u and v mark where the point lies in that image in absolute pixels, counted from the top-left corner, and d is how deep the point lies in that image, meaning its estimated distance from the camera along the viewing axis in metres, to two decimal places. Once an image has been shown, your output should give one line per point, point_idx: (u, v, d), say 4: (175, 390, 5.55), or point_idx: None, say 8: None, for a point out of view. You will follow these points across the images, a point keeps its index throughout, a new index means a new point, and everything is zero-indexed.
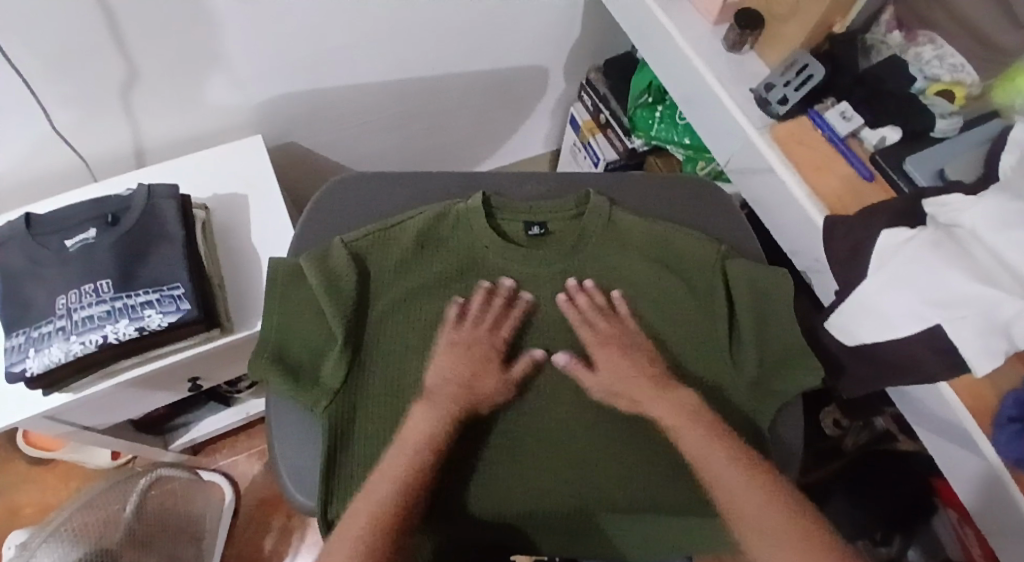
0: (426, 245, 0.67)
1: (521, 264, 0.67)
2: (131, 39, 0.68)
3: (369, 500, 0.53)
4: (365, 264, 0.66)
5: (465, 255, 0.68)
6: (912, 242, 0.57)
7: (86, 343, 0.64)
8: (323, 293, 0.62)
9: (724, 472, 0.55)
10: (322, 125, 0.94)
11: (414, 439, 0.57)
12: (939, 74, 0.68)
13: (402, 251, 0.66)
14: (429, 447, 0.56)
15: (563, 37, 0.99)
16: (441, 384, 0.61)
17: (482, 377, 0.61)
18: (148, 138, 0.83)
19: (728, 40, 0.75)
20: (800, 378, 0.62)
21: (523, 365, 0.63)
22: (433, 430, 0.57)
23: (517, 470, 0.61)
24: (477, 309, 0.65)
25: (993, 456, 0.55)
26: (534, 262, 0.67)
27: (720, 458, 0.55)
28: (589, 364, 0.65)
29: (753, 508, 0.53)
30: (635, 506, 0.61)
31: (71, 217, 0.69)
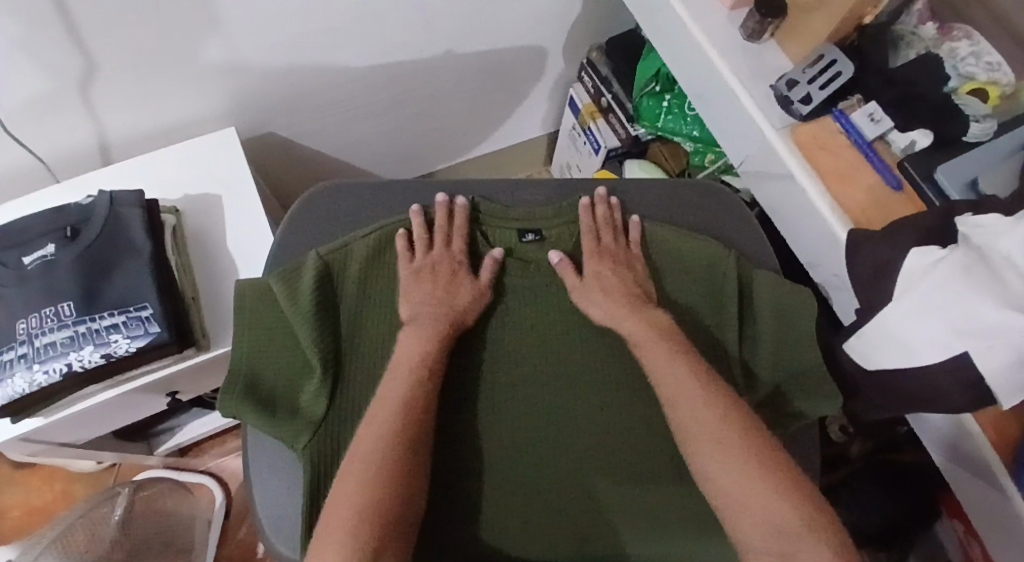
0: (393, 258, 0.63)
1: (515, 273, 0.63)
2: (83, 29, 0.61)
3: (371, 425, 0.51)
4: (337, 279, 0.60)
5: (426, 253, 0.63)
6: (941, 266, 0.53)
7: (50, 372, 0.59)
8: (291, 312, 0.56)
9: (697, 429, 0.51)
10: (303, 114, 0.87)
11: (403, 351, 0.56)
12: (974, 72, 0.62)
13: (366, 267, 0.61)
14: (419, 370, 0.55)
15: (563, 14, 0.91)
16: (423, 317, 0.58)
17: (456, 293, 0.60)
18: (113, 132, 0.76)
19: (747, 28, 0.68)
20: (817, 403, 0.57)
21: (487, 268, 0.61)
22: (422, 352, 0.56)
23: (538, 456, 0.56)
24: (420, 233, 0.63)
25: (1014, 493, 0.53)
26: (526, 271, 0.63)
27: (678, 373, 0.54)
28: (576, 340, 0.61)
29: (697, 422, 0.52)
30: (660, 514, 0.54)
31: (26, 230, 0.63)
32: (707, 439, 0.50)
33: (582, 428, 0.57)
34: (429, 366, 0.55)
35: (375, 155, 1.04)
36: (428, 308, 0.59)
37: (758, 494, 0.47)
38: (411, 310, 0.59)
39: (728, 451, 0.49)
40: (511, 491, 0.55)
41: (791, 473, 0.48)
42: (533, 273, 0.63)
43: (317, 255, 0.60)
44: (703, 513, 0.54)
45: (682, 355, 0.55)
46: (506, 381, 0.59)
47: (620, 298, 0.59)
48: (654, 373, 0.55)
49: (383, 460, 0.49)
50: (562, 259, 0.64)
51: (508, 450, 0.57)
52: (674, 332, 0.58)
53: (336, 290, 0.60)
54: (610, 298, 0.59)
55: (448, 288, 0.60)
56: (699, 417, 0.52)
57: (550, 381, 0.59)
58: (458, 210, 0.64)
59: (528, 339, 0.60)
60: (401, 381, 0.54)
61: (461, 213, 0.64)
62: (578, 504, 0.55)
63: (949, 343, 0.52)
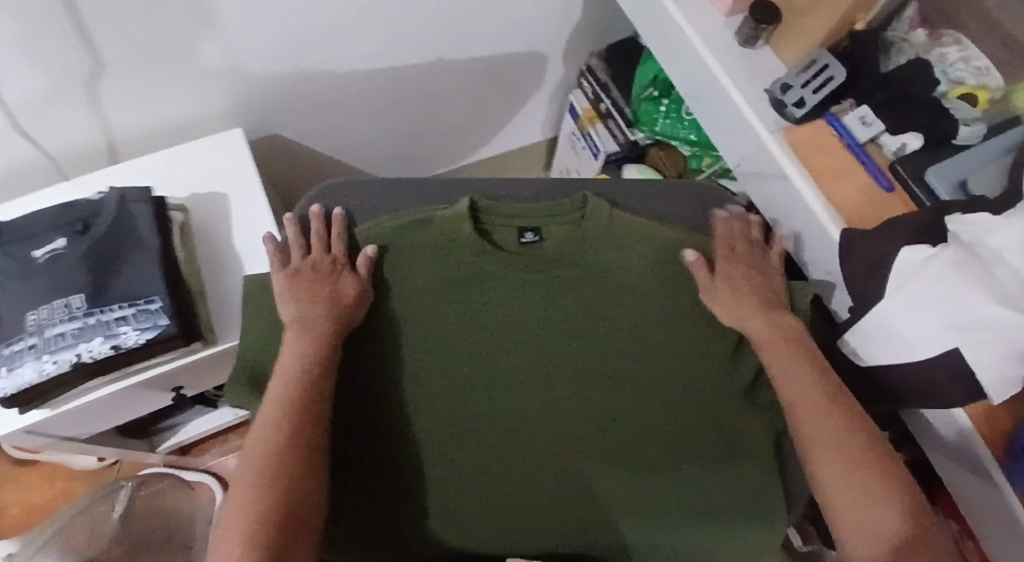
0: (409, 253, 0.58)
1: (505, 277, 0.59)
2: (92, 26, 0.62)
3: (263, 429, 0.54)
4: (323, 278, 0.58)
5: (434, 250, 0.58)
6: (933, 262, 0.54)
7: (60, 362, 0.61)
8: (291, 313, 0.57)
9: (821, 433, 0.54)
10: (307, 115, 0.89)
11: (291, 357, 0.55)
12: (963, 77, 0.65)
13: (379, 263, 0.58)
14: (303, 379, 0.54)
15: (562, 20, 0.93)
16: (303, 323, 0.56)
17: (339, 291, 0.57)
18: (121, 131, 0.78)
19: (742, 34, 0.70)
20: None
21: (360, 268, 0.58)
22: (303, 360, 0.55)
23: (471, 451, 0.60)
24: (297, 238, 0.60)
25: (1006, 486, 0.53)
26: (518, 273, 0.59)
27: (805, 377, 0.56)
28: (513, 342, 0.60)
29: (830, 429, 0.54)
30: (643, 501, 0.60)
31: (37, 225, 0.65)
32: (827, 466, 0.54)
33: (534, 423, 0.60)
34: (307, 375, 0.54)
35: (377, 157, 1.06)
36: (306, 312, 0.57)
37: (877, 510, 0.52)
38: (291, 317, 0.57)
39: (864, 477, 0.53)
40: (442, 485, 0.60)
41: (895, 477, 0.53)
42: (489, 263, 0.58)
43: (309, 253, 0.60)
44: (715, 500, 0.59)
45: (804, 353, 0.58)
46: (419, 384, 0.59)
47: (745, 305, 0.59)
48: (802, 405, 0.55)
49: (277, 468, 0.52)
50: (557, 260, 0.59)
51: (466, 444, 0.60)
52: (801, 336, 0.59)
53: (318, 291, 0.58)
54: (620, 324, 0.60)
55: (324, 292, 0.57)
56: (840, 442, 0.54)
57: (523, 378, 0.60)
58: (336, 219, 0.59)
59: (483, 335, 0.59)
60: (286, 387, 0.54)
61: (320, 216, 0.60)
62: (553, 498, 0.60)
63: (943, 338, 0.53)
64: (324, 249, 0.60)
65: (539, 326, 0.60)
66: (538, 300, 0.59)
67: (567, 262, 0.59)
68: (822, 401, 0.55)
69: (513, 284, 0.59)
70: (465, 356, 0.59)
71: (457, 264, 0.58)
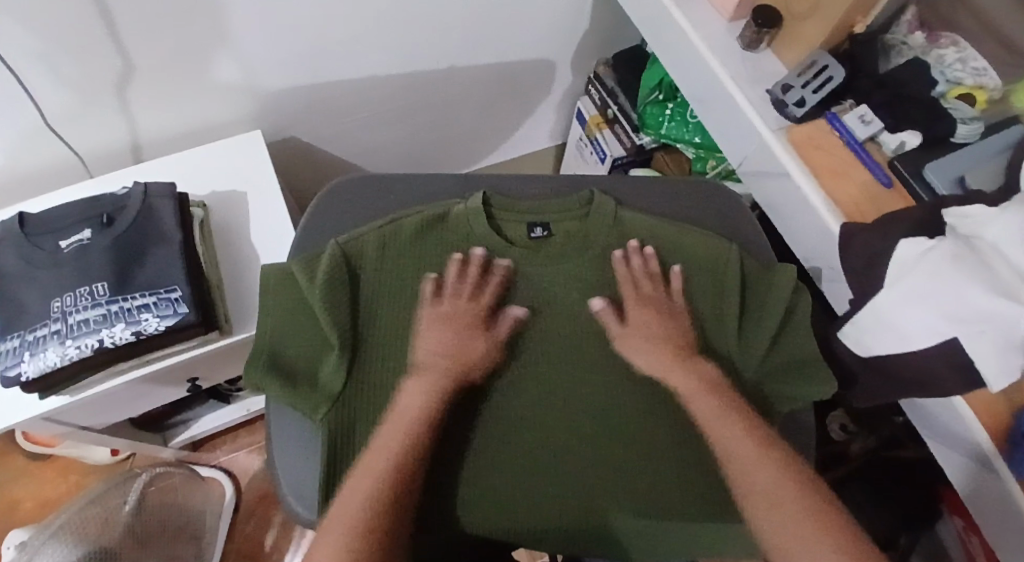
0: (417, 249, 0.65)
1: (524, 265, 0.65)
2: (124, 31, 0.66)
3: (373, 458, 0.52)
4: (357, 266, 0.63)
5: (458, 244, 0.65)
6: (932, 254, 0.55)
7: (82, 347, 0.63)
8: (317, 291, 0.60)
9: (755, 487, 0.51)
10: (324, 120, 0.92)
11: (412, 396, 0.56)
12: (961, 77, 0.66)
13: (394, 252, 0.64)
14: (423, 420, 0.55)
15: (571, 29, 0.96)
16: (432, 354, 0.58)
17: (473, 342, 0.60)
18: (145, 131, 0.81)
19: (744, 38, 0.72)
20: (809, 388, 0.59)
21: (505, 325, 0.61)
22: (423, 404, 0.55)
23: (517, 480, 0.59)
24: (453, 283, 0.62)
25: (1006, 474, 0.54)
26: (535, 260, 0.65)
27: (732, 432, 0.54)
28: (591, 385, 0.62)
29: (746, 470, 0.52)
30: (646, 509, 0.58)
31: (65, 217, 0.67)
32: (766, 502, 0.50)
33: (586, 424, 0.61)
34: (435, 408, 0.55)
35: (389, 162, 1.09)
36: (439, 347, 0.59)
37: (809, 545, 0.47)
38: (427, 352, 0.59)
39: (792, 510, 0.49)
40: (513, 489, 0.59)
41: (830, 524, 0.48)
42: (559, 277, 0.65)
43: (337, 244, 0.63)
44: (709, 506, 0.58)
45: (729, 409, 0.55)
46: (506, 427, 0.60)
47: (664, 348, 0.60)
48: (723, 436, 0.54)
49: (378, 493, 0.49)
50: (566, 253, 0.65)
51: (542, 449, 0.60)
52: (725, 390, 0.57)
53: (354, 277, 0.62)
54: (653, 345, 0.60)
55: (476, 331, 0.60)
56: (761, 475, 0.51)
57: (596, 386, 0.62)
58: (474, 261, 0.64)
59: (564, 350, 0.63)
60: (404, 428, 0.54)
61: (480, 264, 0.64)
62: (572, 515, 0.58)
63: (941, 329, 0.54)
64: (471, 298, 0.62)
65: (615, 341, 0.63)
66: (553, 286, 0.65)
67: (575, 252, 0.65)
68: (752, 451, 0.53)
69: (577, 297, 0.64)
70: (580, 406, 0.61)
71: (532, 281, 0.65)
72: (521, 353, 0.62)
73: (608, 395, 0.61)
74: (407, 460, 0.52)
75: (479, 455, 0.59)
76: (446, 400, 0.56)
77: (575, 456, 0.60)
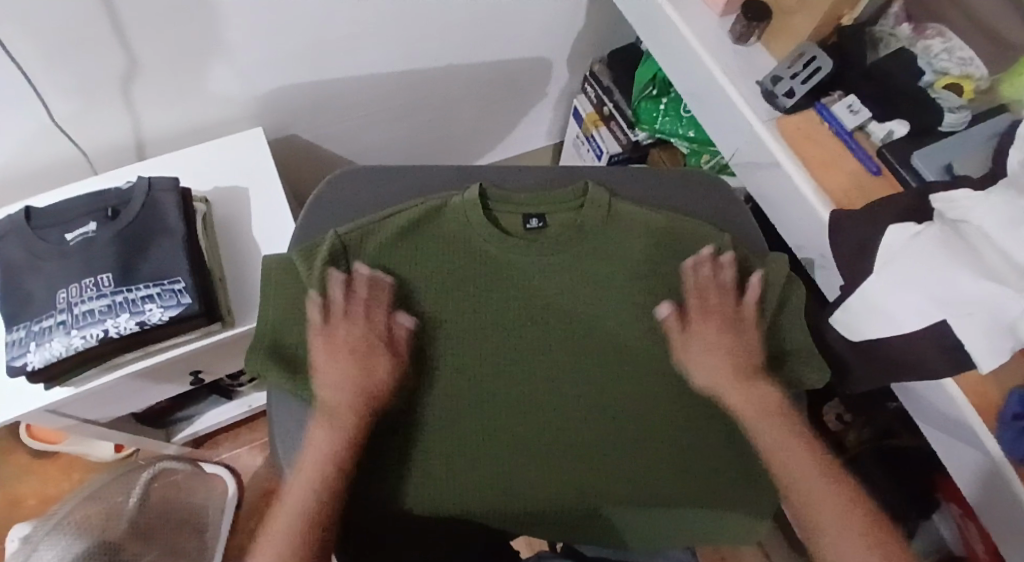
0: (412, 241, 0.65)
1: (523, 257, 0.65)
2: (130, 29, 0.67)
3: (300, 477, 0.53)
4: (356, 257, 0.63)
5: (456, 239, 0.65)
6: (919, 239, 0.57)
7: (87, 337, 0.64)
8: (316, 284, 0.61)
9: (811, 500, 0.53)
10: (325, 117, 0.94)
11: (319, 431, 0.55)
12: (948, 66, 0.68)
13: (391, 242, 0.64)
14: (343, 446, 0.54)
15: (566, 28, 0.98)
16: (342, 373, 0.57)
17: (373, 367, 0.58)
18: (150, 129, 0.83)
19: (735, 32, 0.74)
20: (805, 377, 0.61)
21: (401, 339, 0.60)
22: (333, 433, 0.55)
23: (482, 488, 0.59)
24: (341, 299, 0.60)
25: (996, 452, 0.55)
26: (530, 254, 0.65)
27: (793, 446, 0.56)
28: (521, 395, 0.62)
29: (802, 481, 0.54)
30: (641, 500, 0.60)
31: (70, 211, 0.69)
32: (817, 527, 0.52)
33: (569, 424, 0.62)
34: (350, 433, 0.55)
35: (388, 160, 1.11)
36: (347, 360, 0.58)
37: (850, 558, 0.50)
38: (332, 370, 0.57)
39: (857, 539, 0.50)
40: (467, 469, 0.60)
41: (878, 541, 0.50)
42: (512, 258, 0.65)
43: (336, 235, 0.63)
44: (709, 493, 0.60)
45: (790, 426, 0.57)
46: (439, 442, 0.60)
47: (733, 369, 0.59)
48: (782, 461, 0.55)
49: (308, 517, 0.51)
50: (560, 244, 0.65)
51: (489, 431, 0.61)
52: (782, 407, 0.58)
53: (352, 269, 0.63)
54: (720, 363, 0.59)
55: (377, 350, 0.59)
56: (813, 501, 0.53)
57: (539, 367, 0.63)
58: (382, 286, 0.62)
59: (503, 331, 0.64)
60: (326, 450, 0.54)
61: (367, 281, 0.61)
62: (558, 510, 0.60)
63: (929, 311, 0.55)
64: (366, 314, 0.60)
65: (560, 319, 0.64)
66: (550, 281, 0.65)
67: (573, 246, 0.65)
68: (809, 468, 0.55)
69: (519, 277, 0.65)
70: (499, 412, 0.61)
71: (473, 259, 0.65)
72: (456, 336, 0.63)
73: (555, 373, 0.63)
74: (337, 481, 0.53)
75: (427, 470, 0.59)
76: (358, 433, 0.55)
77: (528, 434, 0.61)
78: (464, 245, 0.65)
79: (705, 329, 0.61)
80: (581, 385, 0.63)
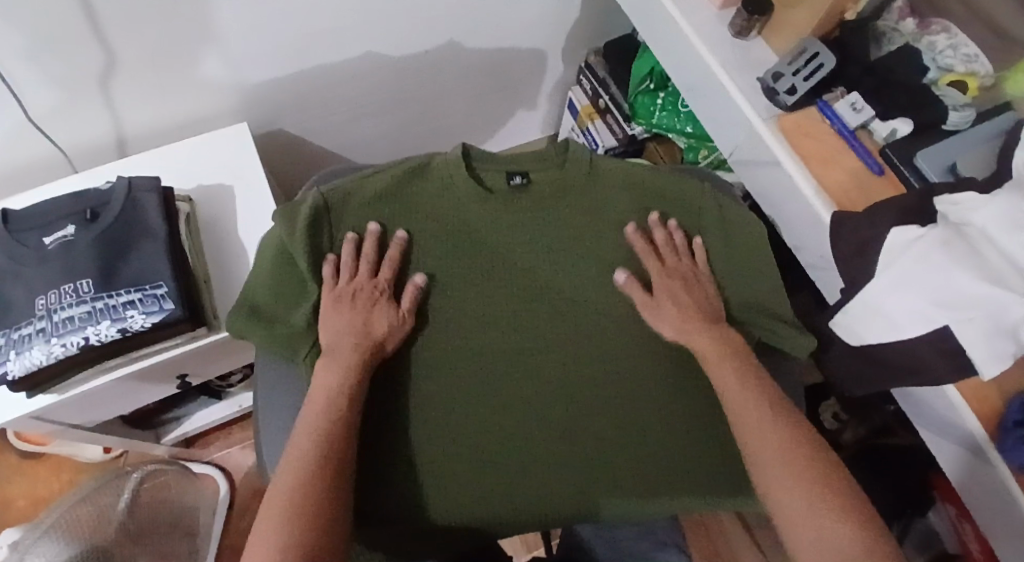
0: (394, 203, 0.63)
1: (508, 214, 0.64)
2: (107, 24, 0.64)
3: (315, 398, 0.53)
4: (338, 218, 0.61)
5: (440, 197, 0.63)
6: (922, 242, 0.56)
7: (68, 345, 0.62)
8: (298, 246, 0.58)
9: (767, 459, 0.49)
10: (312, 110, 0.91)
11: (329, 377, 0.54)
12: (953, 63, 0.66)
13: (373, 203, 0.62)
14: (353, 385, 0.54)
15: (562, 17, 0.95)
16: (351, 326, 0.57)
17: (376, 320, 0.58)
18: (131, 125, 0.80)
19: (734, 25, 0.72)
20: (792, 342, 0.61)
21: (409, 295, 0.60)
22: (343, 376, 0.54)
23: (486, 462, 0.60)
24: (350, 261, 0.60)
25: (999, 461, 0.54)
26: (513, 212, 0.64)
27: (764, 412, 0.52)
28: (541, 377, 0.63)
29: (758, 430, 0.51)
30: (641, 488, 0.60)
31: (48, 213, 0.66)
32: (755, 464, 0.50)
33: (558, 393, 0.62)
34: (359, 372, 0.54)
35: (379, 154, 1.08)
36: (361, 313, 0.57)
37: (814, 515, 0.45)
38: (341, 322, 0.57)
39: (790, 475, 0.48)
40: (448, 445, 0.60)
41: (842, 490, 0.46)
42: (497, 225, 0.64)
43: (318, 193, 0.60)
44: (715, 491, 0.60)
45: (749, 375, 0.55)
46: (439, 398, 0.61)
47: (690, 314, 0.59)
48: (731, 394, 0.54)
49: (319, 439, 0.49)
50: (543, 204, 0.64)
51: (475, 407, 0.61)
52: (744, 350, 0.58)
53: (332, 230, 0.61)
54: (682, 312, 0.59)
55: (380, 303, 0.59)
56: (779, 461, 0.49)
57: (520, 342, 0.63)
58: (394, 246, 0.61)
59: (500, 310, 0.64)
60: (332, 383, 0.53)
61: (376, 238, 0.61)
62: (563, 490, 0.60)
63: (932, 316, 0.54)
64: (372, 272, 0.60)
65: (544, 294, 0.64)
66: (536, 242, 0.65)
67: (557, 206, 0.64)
68: (770, 420, 0.51)
69: (502, 246, 0.64)
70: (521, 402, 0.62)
71: (457, 225, 0.64)
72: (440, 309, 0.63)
73: (538, 347, 0.63)
74: (336, 425, 0.51)
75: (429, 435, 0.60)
76: (362, 376, 0.55)
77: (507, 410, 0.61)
78: (445, 211, 0.64)
79: (670, 284, 0.61)
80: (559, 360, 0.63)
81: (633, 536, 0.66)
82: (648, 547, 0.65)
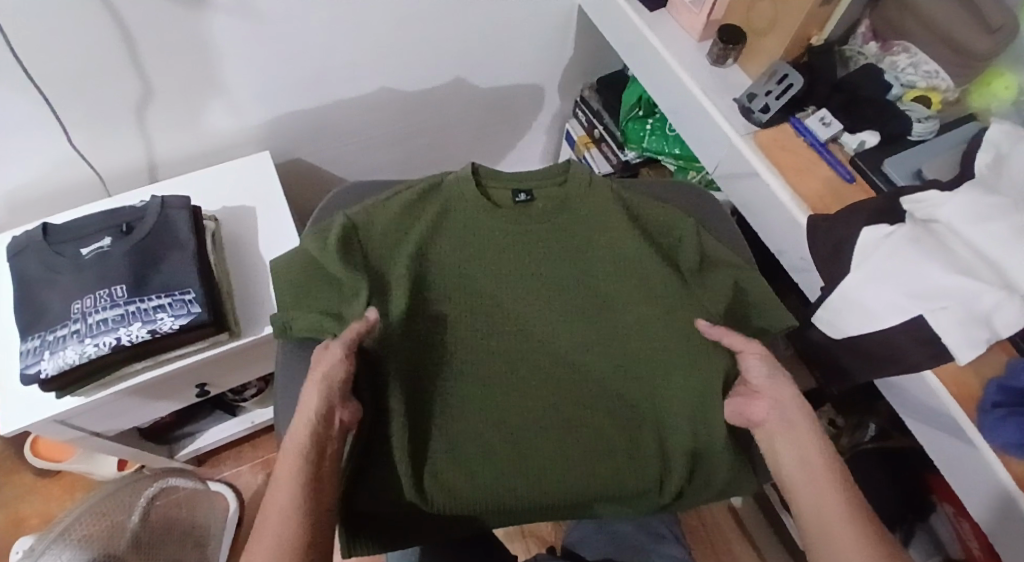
0: (416, 227, 0.66)
1: (519, 225, 0.67)
2: (148, 58, 0.72)
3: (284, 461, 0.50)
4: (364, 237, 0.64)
5: (455, 213, 0.67)
6: (892, 237, 0.60)
7: (100, 345, 0.67)
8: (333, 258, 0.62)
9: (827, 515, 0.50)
10: (329, 142, 0.99)
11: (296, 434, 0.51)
12: (914, 80, 0.73)
13: (394, 222, 0.65)
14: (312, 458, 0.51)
15: (557, 55, 1.04)
16: (314, 403, 0.53)
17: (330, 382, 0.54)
18: (162, 153, 0.87)
19: (712, 54, 0.79)
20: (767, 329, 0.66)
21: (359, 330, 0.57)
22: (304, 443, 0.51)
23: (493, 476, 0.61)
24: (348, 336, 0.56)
25: (982, 444, 0.57)
26: (521, 225, 0.67)
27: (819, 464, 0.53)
28: (510, 391, 0.65)
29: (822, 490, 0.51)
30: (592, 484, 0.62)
31: (86, 228, 0.73)
32: (799, 471, 0.53)
33: (545, 414, 0.64)
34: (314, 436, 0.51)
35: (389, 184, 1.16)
36: (319, 386, 0.54)
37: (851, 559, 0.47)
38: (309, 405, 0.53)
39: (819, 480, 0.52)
40: (463, 453, 0.62)
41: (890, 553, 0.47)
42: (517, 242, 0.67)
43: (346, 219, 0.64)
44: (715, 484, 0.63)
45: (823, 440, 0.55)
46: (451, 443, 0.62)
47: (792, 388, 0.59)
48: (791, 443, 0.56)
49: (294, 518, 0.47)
50: (549, 217, 0.67)
51: (490, 415, 0.63)
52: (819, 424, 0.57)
53: (357, 248, 0.64)
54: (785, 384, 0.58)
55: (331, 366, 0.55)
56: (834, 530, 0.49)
57: (535, 351, 0.66)
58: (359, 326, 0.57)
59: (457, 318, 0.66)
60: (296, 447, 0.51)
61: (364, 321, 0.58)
62: (543, 495, 0.62)
63: (907, 307, 0.58)
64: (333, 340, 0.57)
65: (558, 309, 0.67)
66: (540, 251, 0.67)
67: (557, 219, 0.68)
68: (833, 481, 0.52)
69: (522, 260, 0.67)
70: (511, 428, 0.63)
71: (477, 245, 0.67)
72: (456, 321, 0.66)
73: (508, 347, 0.66)
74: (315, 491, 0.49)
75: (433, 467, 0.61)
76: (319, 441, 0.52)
77: (522, 417, 0.64)
78: (466, 232, 0.67)
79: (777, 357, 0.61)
80: (566, 370, 0.66)
81: (633, 530, 0.72)
82: (647, 539, 0.71)
